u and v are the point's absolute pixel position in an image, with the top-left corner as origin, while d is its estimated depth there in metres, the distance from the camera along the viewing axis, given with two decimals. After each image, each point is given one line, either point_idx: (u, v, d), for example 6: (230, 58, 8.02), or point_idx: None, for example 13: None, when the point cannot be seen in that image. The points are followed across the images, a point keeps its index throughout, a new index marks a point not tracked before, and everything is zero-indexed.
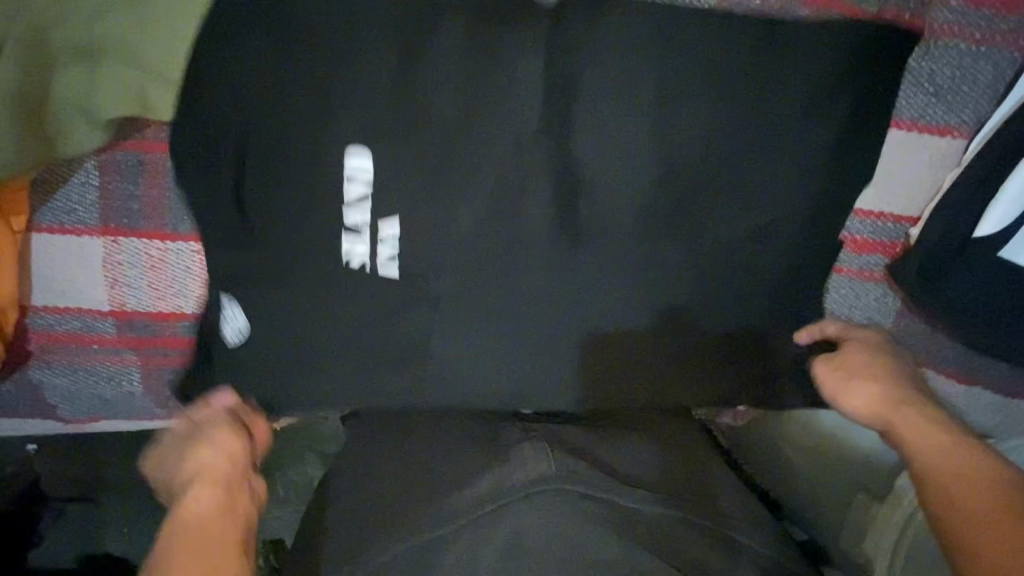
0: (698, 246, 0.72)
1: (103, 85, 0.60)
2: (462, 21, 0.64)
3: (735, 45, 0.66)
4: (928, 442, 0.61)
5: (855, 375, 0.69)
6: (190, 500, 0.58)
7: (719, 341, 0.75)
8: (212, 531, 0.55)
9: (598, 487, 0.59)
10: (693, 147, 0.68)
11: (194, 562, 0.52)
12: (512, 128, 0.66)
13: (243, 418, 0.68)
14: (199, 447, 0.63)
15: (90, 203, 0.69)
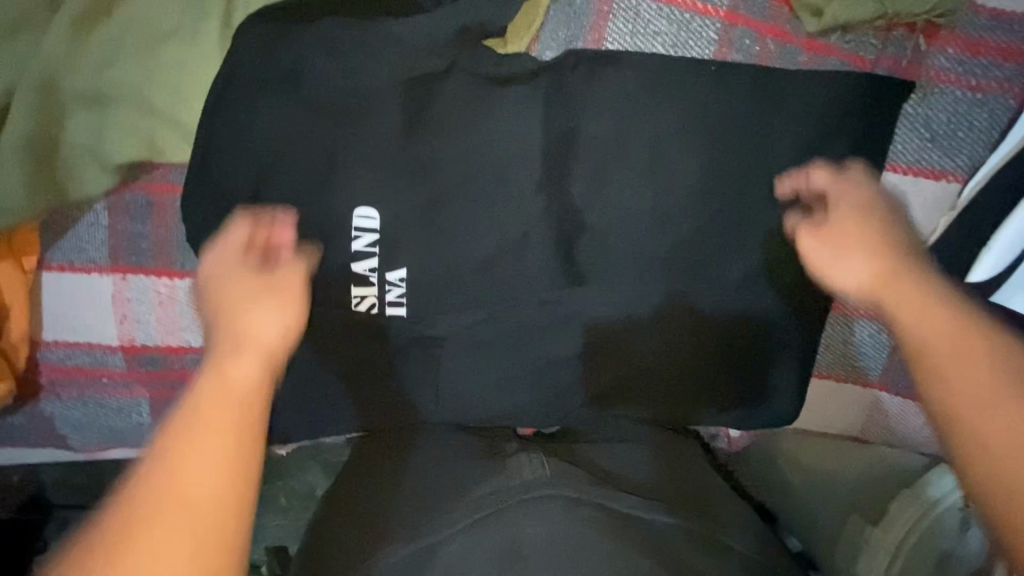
0: (689, 283, 0.75)
1: (118, 133, 0.63)
2: (466, 70, 0.68)
3: (725, 96, 0.69)
4: (919, 310, 0.46)
5: (840, 245, 0.52)
6: (233, 355, 0.46)
7: (721, 353, 0.78)
8: (248, 432, 0.43)
9: (590, 492, 0.62)
10: (691, 182, 0.71)
11: (218, 449, 0.41)
12: (517, 162, 0.70)
13: (307, 290, 0.51)
14: (257, 308, 0.48)
15: (99, 244, 0.70)
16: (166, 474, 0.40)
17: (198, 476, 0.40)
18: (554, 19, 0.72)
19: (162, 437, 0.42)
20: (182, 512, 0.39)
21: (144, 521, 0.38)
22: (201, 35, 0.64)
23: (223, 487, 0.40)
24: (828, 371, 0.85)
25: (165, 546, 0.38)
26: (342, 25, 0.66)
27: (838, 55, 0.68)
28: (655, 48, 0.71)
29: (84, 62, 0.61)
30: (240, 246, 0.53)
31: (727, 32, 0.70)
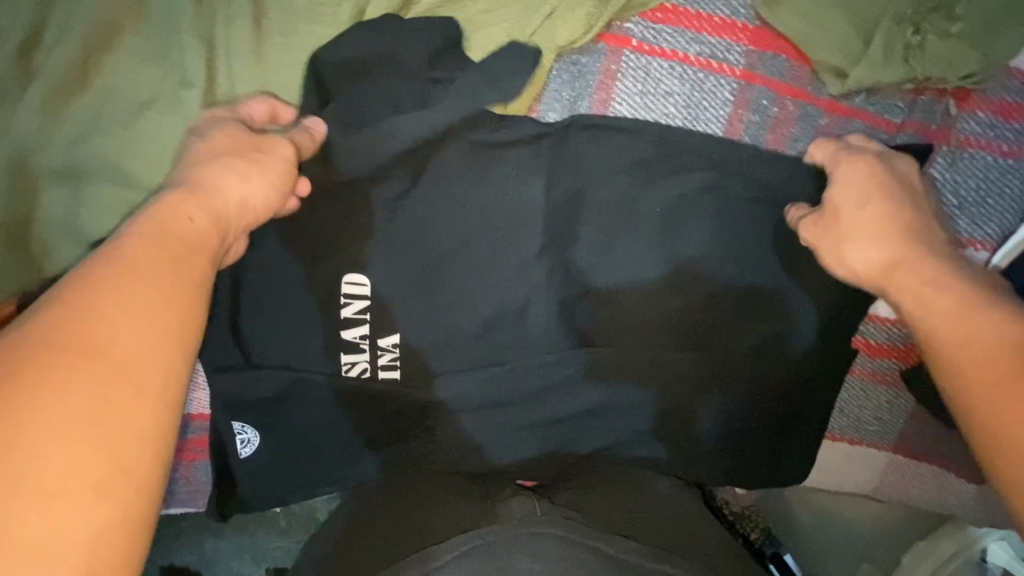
0: (696, 344, 0.72)
1: (93, 209, 0.61)
2: (462, 129, 0.65)
3: (740, 158, 0.66)
4: (913, 293, 0.51)
5: (847, 230, 0.59)
6: (178, 215, 0.47)
7: (733, 409, 0.74)
8: (185, 287, 0.43)
9: (591, 533, 0.56)
10: (700, 245, 0.68)
11: (152, 292, 0.41)
12: (516, 219, 0.67)
13: (290, 163, 0.57)
14: (234, 172, 0.53)
15: None
16: (79, 327, 0.38)
17: (118, 324, 0.39)
18: (557, 79, 0.68)
19: (75, 294, 0.39)
20: (112, 323, 0.39)
21: (61, 364, 0.36)
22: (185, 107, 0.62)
23: (151, 343, 0.39)
24: (844, 435, 0.80)
25: (82, 387, 0.36)
26: (337, 93, 0.64)
27: (863, 118, 0.64)
28: (668, 108, 0.67)
29: (66, 135, 0.60)
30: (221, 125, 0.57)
31: (744, 92, 0.66)
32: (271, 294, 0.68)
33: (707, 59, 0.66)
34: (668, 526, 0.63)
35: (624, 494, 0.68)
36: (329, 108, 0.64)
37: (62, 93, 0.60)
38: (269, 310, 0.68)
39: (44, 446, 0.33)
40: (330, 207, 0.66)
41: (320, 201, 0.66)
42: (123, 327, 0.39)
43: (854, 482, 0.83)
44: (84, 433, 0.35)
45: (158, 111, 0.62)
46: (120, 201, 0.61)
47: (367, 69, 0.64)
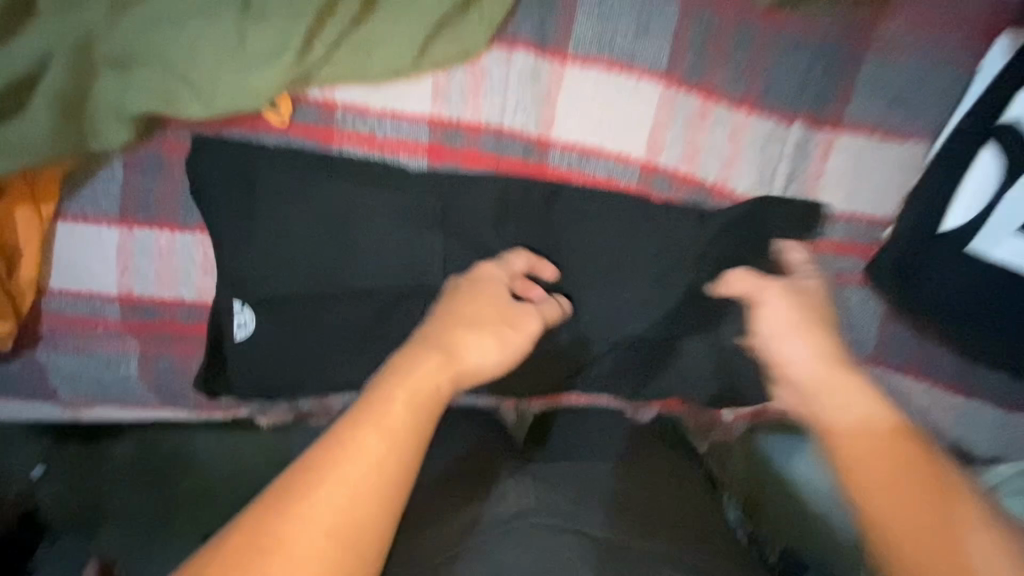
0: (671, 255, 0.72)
1: (133, 93, 0.68)
2: (453, 41, 0.71)
3: (686, 66, 0.71)
4: (881, 463, 0.55)
5: (787, 322, 0.65)
6: (429, 402, 0.53)
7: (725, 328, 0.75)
8: (407, 434, 0.51)
9: (573, 520, 0.58)
10: (672, 152, 0.73)
11: (375, 444, 0.49)
12: (503, 134, 0.74)
13: (527, 340, 0.63)
14: (482, 343, 0.59)
15: (111, 197, 0.73)
16: (343, 439, 0.49)
17: (365, 442, 0.49)
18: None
19: (372, 401, 0.52)
20: (371, 437, 0.49)
21: (332, 450, 0.49)
22: (209, 7, 0.68)
23: (410, 421, 0.51)
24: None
25: (337, 467, 0.48)
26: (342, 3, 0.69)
27: (796, 26, 0.69)
28: (621, 26, 0.70)
29: (101, 13, 0.66)
30: (479, 299, 0.63)
31: (687, 9, 0.70)
32: (266, 179, 0.72)
33: None
34: (658, 504, 0.67)
35: (624, 479, 0.70)
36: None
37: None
38: (267, 206, 0.72)
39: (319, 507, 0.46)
40: (329, 105, 0.73)
41: (311, 94, 0.73)
42: (369, 434, 0.49)
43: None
44: (360, 487, 0.47)
45: (193, 14, 0.68)
46: (153, 87, 0.68)
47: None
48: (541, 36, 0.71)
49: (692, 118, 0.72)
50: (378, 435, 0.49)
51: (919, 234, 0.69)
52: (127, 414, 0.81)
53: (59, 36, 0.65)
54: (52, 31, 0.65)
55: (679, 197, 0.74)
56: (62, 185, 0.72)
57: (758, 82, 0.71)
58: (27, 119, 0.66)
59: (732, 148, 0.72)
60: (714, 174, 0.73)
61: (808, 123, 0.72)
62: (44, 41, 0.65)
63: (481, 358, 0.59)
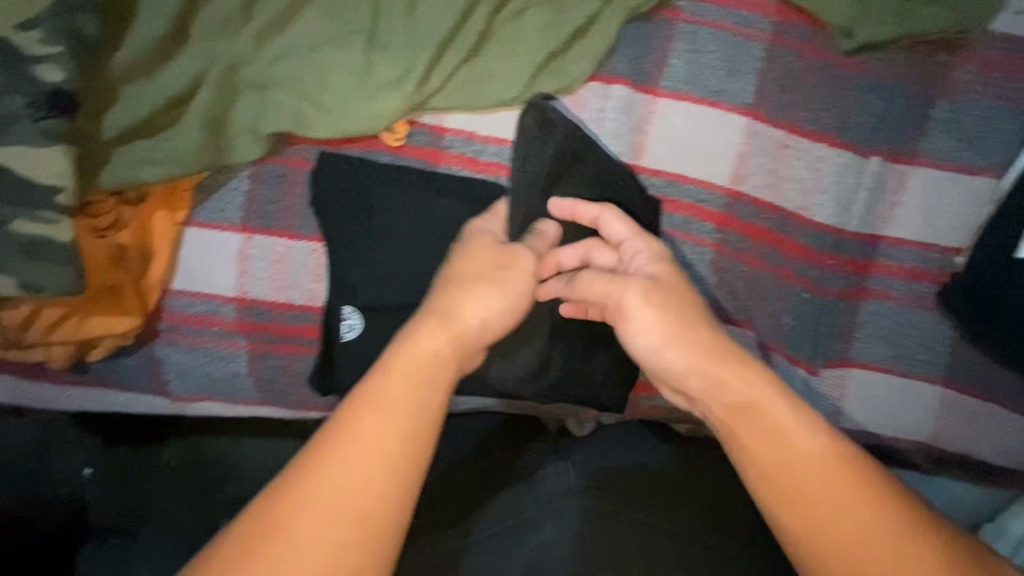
0: (751, 278, 0.80)
1: (267, 113, 0.75)
2: (557, 75, 0.78)
3: (771, 102, 0.77)
4: (810, 467, 0.53)
5: (655, 336, 0.60)
6: (428, 368, 0.55)
7: (797, 346, 0.81)
8: (415, 409, 0.53)
9: (603, 500, 0.67)
10: (756, 181, 0.78)
11: (381, 420, 0.51)
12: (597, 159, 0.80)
13: (525, 285, 0.63)
14: (480, 297, 0.61)
15: (238, 206, 0.79)
16: (350, 417, 0.52)
17: (368, 419, 0.51)
18: (628, 38, 0.78)
19: (373, 378, 0.54)
20: (377, 414, 0.52)
21: (337, 426, 0.52)
22: (343, 40, 0.76)
23: (413, 394, 0.53)
24: (867, 361, 0.81)
25: (343, 443, 0.50)
26: (461, 40, 0.77)
27: (872, 69, 0.76)
28: (711, 64, 0.77)
29: (250, 43, 0.74)
30: (481, 254, 0.64)
31: (772, 51, 0.76)
32: (382, 194, 0.79)
33: (742, 27, 0.76)
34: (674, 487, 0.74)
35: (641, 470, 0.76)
36: (438, 33, 0.76)
37: (249, 9, 0.73)
38: (381, 219, 0.79)
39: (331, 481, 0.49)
40: (440, 129, 0.80)
41: (424, 120, 0.80)
42: (372, 409, 0.52)
43: (892, 420, 0.83)
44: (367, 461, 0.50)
45: (329, 47, 0.76)
46: (286, 109, 0.75)
47: (470, 9, 0.77)
48: (638, 72, 0.78)
49: (774, 150, 0.77)
50: (379, 412, 0.52)
51: (997, 257, 0.73)
52: (231, 411, 0.86)
53: (213, 62, 0.73)
54: (207, 58, 0.72)
55: (761, 222, 0.79)
56: (193, 194, 0.78)
57: (836, 119, 0.76)
58: (176, 134, 0.72)
59: (813, 178, 0.77)
60: (794, 203, 0.78)
61: (885, 157, 0.77)
62: (199, 66, 0.72)
63: (478, 309, 0.60)
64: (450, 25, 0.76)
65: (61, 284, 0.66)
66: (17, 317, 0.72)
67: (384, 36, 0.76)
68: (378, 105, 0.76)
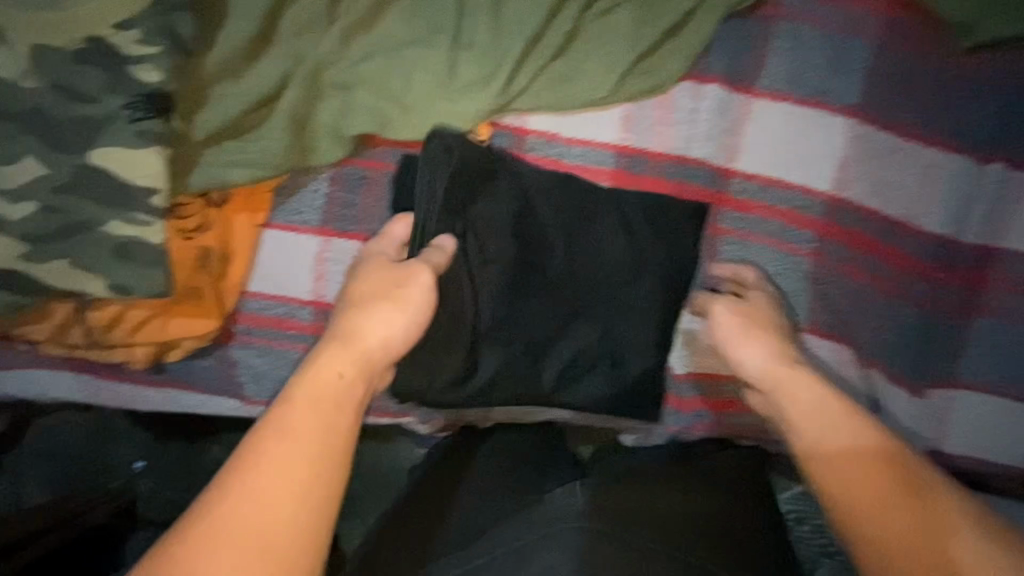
0: (851, 290, 0.76)
1: (350, 113, 0.74)
2: (649, 74, 0.74)
3: (878, 103, 0.72)
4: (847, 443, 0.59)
5: (735, 332, 0.69)
6: (326, 387, 0.57)
7: (896, 362, 0.76)
8: (314, 428, 0.54)
9: (596, 520, 0.61)
10: (858, 188, 0.74)
11: (282, 445, 0.52)
12: (688, 163, 0.76)
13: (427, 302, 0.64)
14: (379, 315, 0.62)
15: (317, 209, 0.78)
16: (252, 447, 0.53)
17: (270, 445, 0.52)
18: (725, 36, 0.74)
19: (278, 407, 0.55)
20: (281, 439, 0.53)
21: (238, 458, 0.52)
22: (428, 39, 0.73)
23: (311, 413, 0.55)
24: (976, 381, 0.75)
25: (249, 472, 0.51)
26: (549, 37, 0.74)
27: (992, 68, 0.70)
28: (815, 63, 0.73)
29: (336, 43, 0.72)
30: (385, 277, 0.66)
31: (881, 50, 0.72)
32: None
33: (849, 24, 0.72)
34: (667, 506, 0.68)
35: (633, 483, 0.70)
36: (525, 30, 0.73)
37: (335, 7, 0.72)
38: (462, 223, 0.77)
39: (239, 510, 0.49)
40: (523, 131, 0.77)
41: (506, 120, 0.77)
42: (267, 434, 0.53)
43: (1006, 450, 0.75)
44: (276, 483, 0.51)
45: (413, 45, 0.73)
46: (369, 109, 0.74)
47: (560, 5, 0.73)
48: (734, 72, 0.74)
49: (882, 155, 0.73)
50: (279, 437, 0.53)
51: None
52: None
53: (300, 62, 0.71)
54: (294, 57, 0.71)
55: (864, 231, 0.74)
56: (273, 196, 0.77)
57: (948, 121, 0.71)
58: (262, 135, 0.71)
59: (922, 185, 0.73)
60: (900, 210, 0.73)
61: (1005, 163, 0.71)
62: (287, 66, 0.71)
63: (375, 328, 0.62)
64: (539, 22, 0.73)
65: (151, 286, 0.66)
66: (103, 318, 0.72)
67: (469, 34, 0.74)
68: (462, 106, 0.74)
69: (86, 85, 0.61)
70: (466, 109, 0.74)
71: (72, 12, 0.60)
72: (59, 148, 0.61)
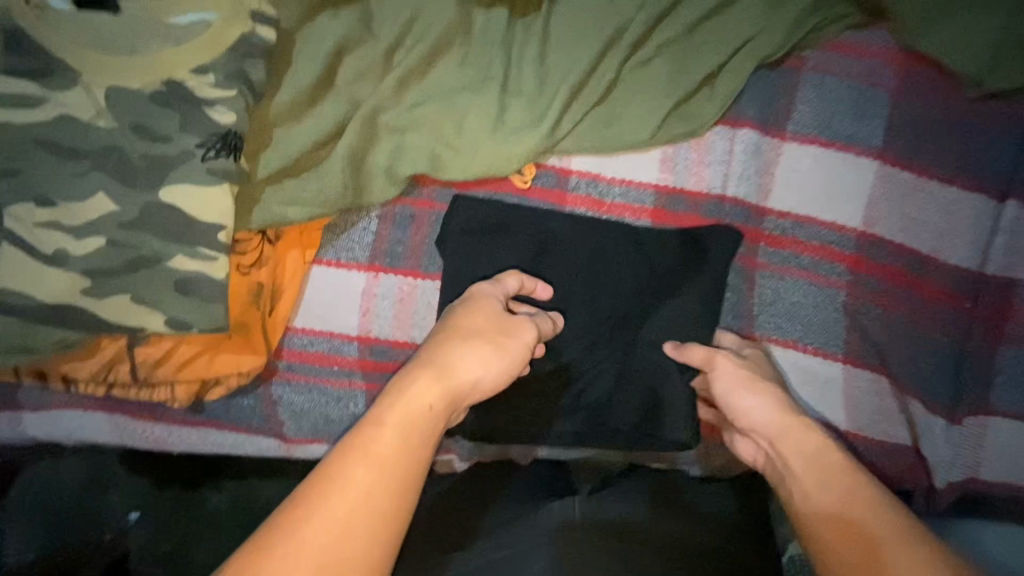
0: (882, 321, 0.79)
1: (401, 154, 0.76)
2: (685, 119, 0.79)
3: (897, 148, 0.78)
4: (846, 501, 0.58)
5: (739, 380, 0.70)
6: (421, 419, 0.53)
7: (930, 391, 0.78)
8: (408, 459, 0.50)
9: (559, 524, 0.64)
10: (882, 223, 0.78)
11: (370, 472, 0.49)
12: (724, 202, 0.80)
13: (523, 348, 0.61)
14: (478, 352, 0.58)
15: (365, 246, 0.80)
16: (337, 468, 0.49)
17: (359, 471, 0.49)
18: (755, 86, 0.79)
19: (366, 429, 0.51)
20: (370, 465, 0.49)
21: (320, 480, 0.49)
22: (476, 85, 0.77)
23: (403, 443, 0.51)
24: (1009, 411, 0.75)
25: (335, 496, 0.48)
26: (592, 84, 0.78)
27: (1000, 115, 0.76)
28: (838, 111, 0.78)
29: (392, 89, 0.75)
30: (476, 310, 0.63)
31: (898, 100, 0.78)
32: (510, 234, 0.79)
33: (868, 77, 0.78)
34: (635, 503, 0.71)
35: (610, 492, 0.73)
36: (570, 79, 0.77)
37: (391, 57, 0.76)
38: (508, 257, 0.79)
39: (318, 537, 0.46)
40: (566, 170, 0.81)
41: (550, 162, 0.81)
42: (355, 459, 0.49)
43: None
44: (361, 514, 0.47)
45: (461, 91, 0.77)
46: (420, 150, 0.76)
47: (601, 57, 0.78)
48: (764, 118, 0.80)
49: (906, 194, 0.78)
50: (369, 465, 0.49)
51: None
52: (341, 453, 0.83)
53: (358, 106, 0.75)
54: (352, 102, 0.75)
55: (896, 265, 0.78)
56: (322, 233, 0.78)
57: (963, 164, 0.77)
58: (319, 174, 0.74)
59: (945, 222, 0.77)
60: (926, 245, 0.77)
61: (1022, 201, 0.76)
62: (345, 110, 0.74)
63: (473, 364, 0.58)
64: (583, 71, 0.77)
65: (210, 321, 0.66)
66: (153, 354, 0.72)
67: (516, 82, 0.78)
68: (508, 147, 0.77)
69: (157, 124, 0.63)
70: (512, 150, 0.77)
71: (152, 58, 0.63)
72: (127, 185, 0.63)
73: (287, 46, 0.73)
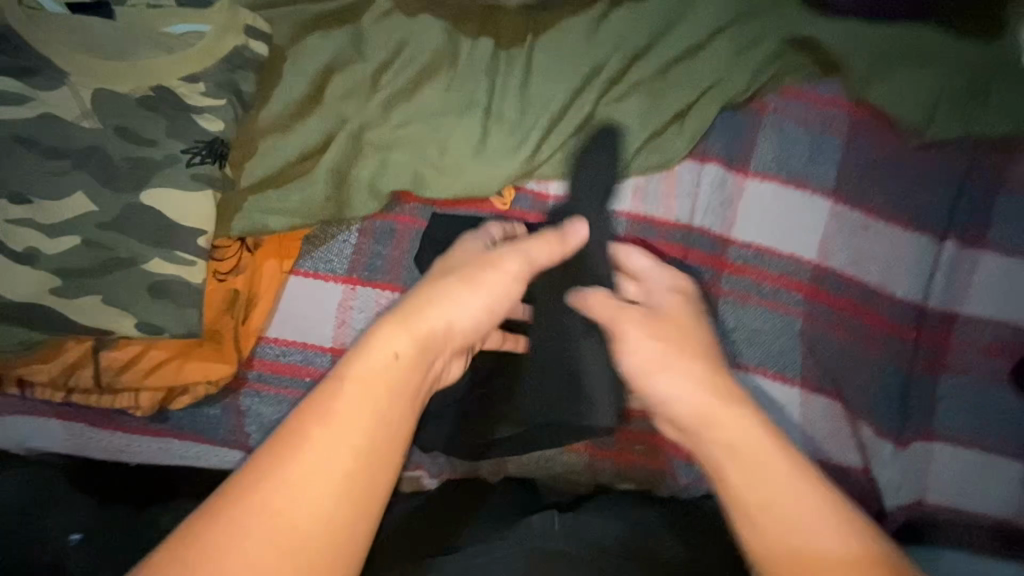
0: (836, 349, 0.84)
1: (385, 170, 0.78)
2: (657, 152, 0.84)
3: (848, 188, 0.84)
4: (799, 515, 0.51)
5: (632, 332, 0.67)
6: (387, 369, 0.53)
7: (879, 416, 0.82)
8: (371, 411, 0.51)
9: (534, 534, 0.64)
10: (835, 257, 0.84)
11: (331, 429, 0.49)
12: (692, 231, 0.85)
13: (499, 295, 0.63)
14: (454, 294, 0.60)
15: (344, 259, 0.81)
16: (300, 427, 0.49)
17: (320, 427, 0.49)
18: (720, 126, 0.85)
19: (329, 385, 0.52)
20: (330, 420, 0.49)
21: (282, 438, 0.49)
22: (460, 109, 0.80)
23: (365, 396, 0.51)
24: (950, 435, 0.81)
25: (297, 452, 0.48)
26: (570, 115, 0.82)
27: (938, 161, 0.83)
28: (795, 152, 0.85)
29: (379, 108, 0.78)
30: (452, 266, 0.65)
31: (849, 145, 0.85)
32: None
33: (823, 123, 0.85)
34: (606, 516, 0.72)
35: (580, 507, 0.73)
36: (549, 109, 0.81)
37: (379, 79, 0.78)
38: None
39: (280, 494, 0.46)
40: (544, 194, 0.84)
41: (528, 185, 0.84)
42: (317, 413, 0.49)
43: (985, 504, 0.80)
44: (323, 469, 0.47)
45: (446, 113, 0.80)
46: (403, 168, 0.79)
47: (580, 90, 0.82)
48: (729, 155, 0.85)
49: (856, 231, 0.84)
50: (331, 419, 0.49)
51: None
52: None
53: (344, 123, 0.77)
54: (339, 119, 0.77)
55: (848, 288, 0.84)
56: (301, 244, 0.79)
57: (906, 205, 0.84)
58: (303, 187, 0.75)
59: (891, 258, 0.83)
60: (874, 279, 0.83)
61: (958, 241, 0.83)
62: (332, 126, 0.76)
63: (450, 314, 0.59)
64: (562, 103, 0.81)
65: (184, 325, 0.65)
66: (120, 358, 0.71)
67: (498, 108, 0.81)
68: (489, 169, 0.80)
69: (144, 129, 0.64)
70: (493, 173, 0.80)
71: (142, 65, 0.64)
72: (109, 187, 0.63)
73: (278, 62, 0.75)
